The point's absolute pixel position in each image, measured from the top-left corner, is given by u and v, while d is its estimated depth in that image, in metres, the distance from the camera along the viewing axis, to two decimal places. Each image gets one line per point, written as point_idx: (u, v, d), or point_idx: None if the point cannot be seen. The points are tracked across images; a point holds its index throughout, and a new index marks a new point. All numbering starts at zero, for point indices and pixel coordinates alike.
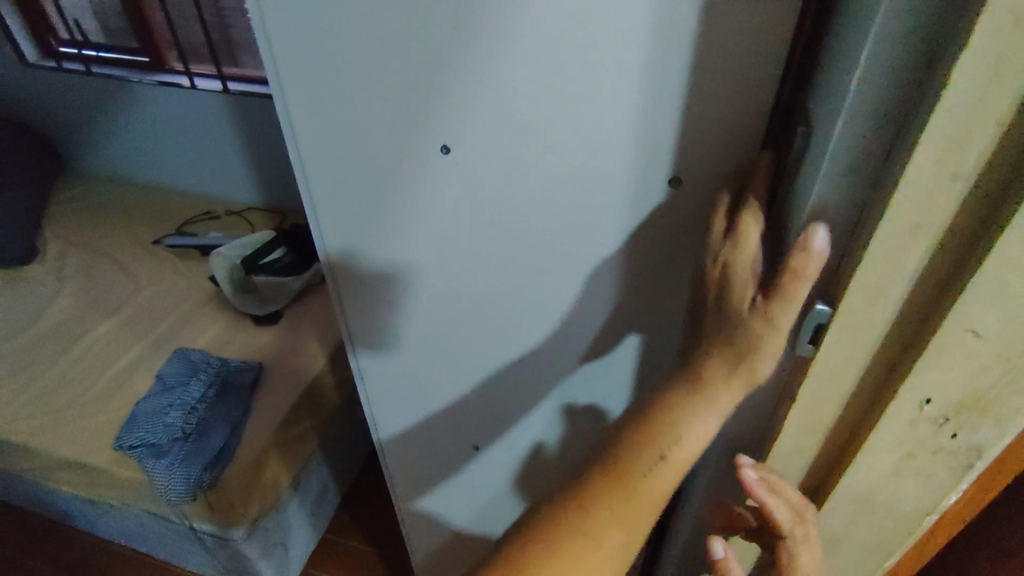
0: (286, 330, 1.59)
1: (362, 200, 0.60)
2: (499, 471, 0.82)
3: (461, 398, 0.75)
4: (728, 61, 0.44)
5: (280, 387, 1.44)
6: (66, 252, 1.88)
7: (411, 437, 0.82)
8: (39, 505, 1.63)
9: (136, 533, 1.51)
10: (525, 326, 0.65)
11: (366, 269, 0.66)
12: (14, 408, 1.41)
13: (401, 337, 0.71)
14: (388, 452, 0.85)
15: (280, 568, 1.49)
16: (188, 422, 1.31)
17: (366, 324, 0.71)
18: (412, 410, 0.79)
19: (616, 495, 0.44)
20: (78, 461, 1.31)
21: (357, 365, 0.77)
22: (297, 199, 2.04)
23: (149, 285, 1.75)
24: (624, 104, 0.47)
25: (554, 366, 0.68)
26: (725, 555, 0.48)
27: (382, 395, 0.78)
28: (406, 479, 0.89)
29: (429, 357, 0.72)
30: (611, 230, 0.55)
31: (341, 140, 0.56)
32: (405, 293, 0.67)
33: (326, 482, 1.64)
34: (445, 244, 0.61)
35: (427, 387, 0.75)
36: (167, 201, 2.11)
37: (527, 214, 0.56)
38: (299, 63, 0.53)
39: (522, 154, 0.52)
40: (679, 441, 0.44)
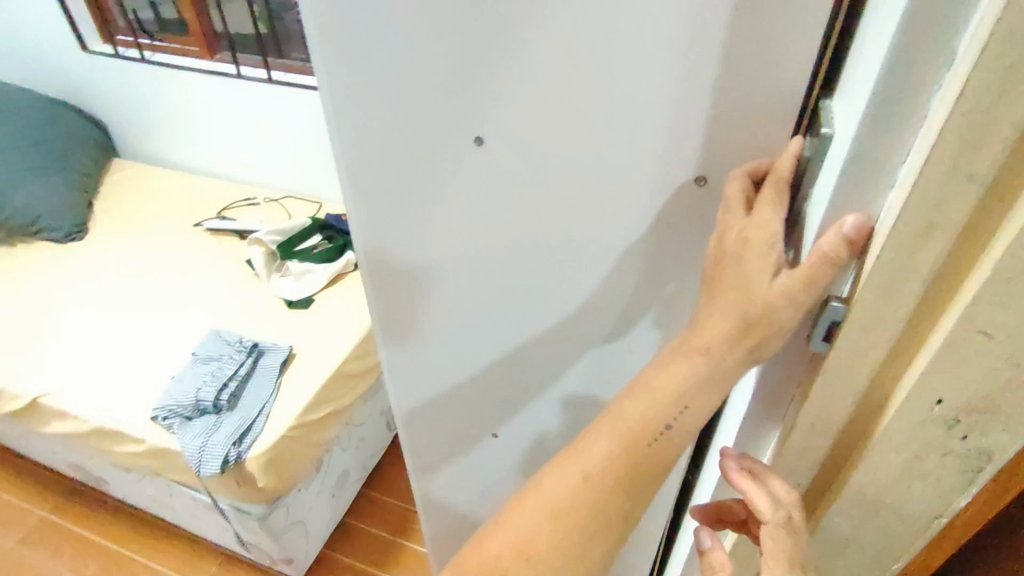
0: (316, 315, 1.64)
1: (398, 197, 0.60)
2: (516, 459, 0.84)
3: (483, 389, 0.76)
4: (759, 61, 0.44)
5: (308, 370, 1.48)
6: (113, 230, 1.97)
7: (432, 428, 0.83)
8: (77, 469, 1.71)
9: (165, 501, 1.57)
10: (547, 320, 0.66)
11: (397, 266, 0.66)
12: (57, 374, 1.49)
13: (427, 334, 0.72)
14: (409, 442, 0.86)
15: (300, 545, 1.54)
16: (219, 397, 1.36)
17: (394, 320, 0.72)
18: (436, 403, 0.79)
19: (599, 434, 0.50)
20: (114, 429, 1.37)
21: (386, 364, 0.77)
22: (333, 188, 2.10)
23: (188, 265, 1.82)
24: (655, 103, 0.48)
25: (573, 359, 0.69)
26: (711, 545, 0.55)
27: (409, 392, 0.79)
28: (425, 467, 0.90)
29: (454, 353, 0.73)
30: (635, 227, 0.56)
31: (381, 138, 0.56)
32: (437, 290, 0.67)
33: (347, 465, 1.68)
34: (479, 240, 0.61)
35: (452, 381, 0.76)
36: (209, 185, 2.19)
37: (558, 211, 0.56)
38: (343, 57, 0.52)
39: (556, 153, 0.53)
40: (684, 412, 0.48)
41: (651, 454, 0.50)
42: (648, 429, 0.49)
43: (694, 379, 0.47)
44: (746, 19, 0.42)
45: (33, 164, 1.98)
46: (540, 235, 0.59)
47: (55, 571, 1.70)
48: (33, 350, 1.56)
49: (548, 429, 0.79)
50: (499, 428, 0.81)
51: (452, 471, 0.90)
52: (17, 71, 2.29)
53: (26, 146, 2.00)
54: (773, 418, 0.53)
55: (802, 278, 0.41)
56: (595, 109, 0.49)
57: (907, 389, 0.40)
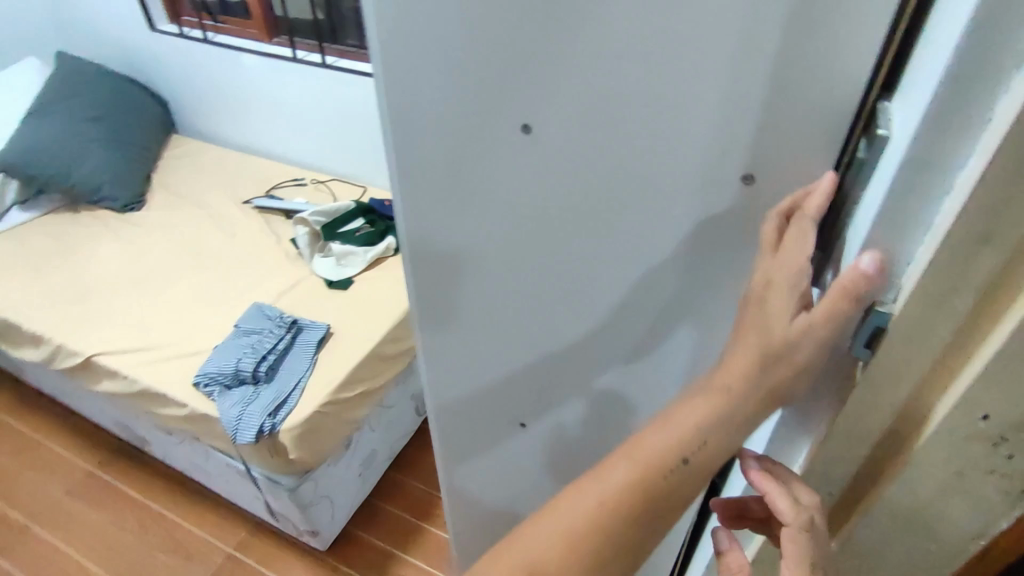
0: (354, 296, 1.68)
1: (444, 177, 0.60)
2: (541, 451, 0.84)
3: (513, 380, 0.76)
4: (820, 58, 0.42)
5: (343, 350, 1.51)
6: (169, 203, 2.06)
7: (460, 415, 0.84)
8: (123, 428, 1.80)
9: (201, 466, 1.64)
10: (582, 315, 0.65)
11: (438, 247, 0.66)
12: (109, 336, 1.56)
13: (464, 317, 0.72)
14: (437, 428, 0.87)
15: (324, 521, 1.58)
16: (257, 368, 1.41)
17: (432, 301, 0.72)
18: (466, 390, 0.80)
19: (617, 461, 0.51)
20: (159, 391, 1.43)
21: (420, 347, 0.78)
22: (378, 174, 2.15)
23: (237, 241, 1.89)
24: (709, 95, 0.46)
25: (604, 356, 0.68)
26: (727, 547, 0.55)
27: (441, 376, 0.80)
28: (451, 454, 0.91)
29: (490, 338, 0.73)
30: (679, 225, 0.55)
31: (430, 120, 0.56)
32: (474, 276, 0.67)
33: (375, 446, 1.72)
34: (519, 229, 0.61)
35: (484, 369, 0.76)
36: (261, 165, 2.26)
37: (600, 204, 0.56)
38: (398, 38, 0.52)
39: (606, 140, 0.52)
40: (703, 446, 0.49)
41: (667, 487, 0.50)
42: (664, 461, 0.49)
43: (711, 417, 0.48)
44: (811, 9, 0.41)
45: (103, 137, 2.07)
46: (584, 225, 0.58)
47: (96, 524, 1.79)
48: (87, 312, 1.63)
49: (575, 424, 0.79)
50: (529, 419, 0.80)
51: (477, 459, 0.90)
52: (86, 45, 2.39)
53: (96, 119, 2.10)
54: (812, 424, 0.52)
55: (816, 319, 0.42)
56: (649, 97, 0.48)
57: (936, 419, 0.40)
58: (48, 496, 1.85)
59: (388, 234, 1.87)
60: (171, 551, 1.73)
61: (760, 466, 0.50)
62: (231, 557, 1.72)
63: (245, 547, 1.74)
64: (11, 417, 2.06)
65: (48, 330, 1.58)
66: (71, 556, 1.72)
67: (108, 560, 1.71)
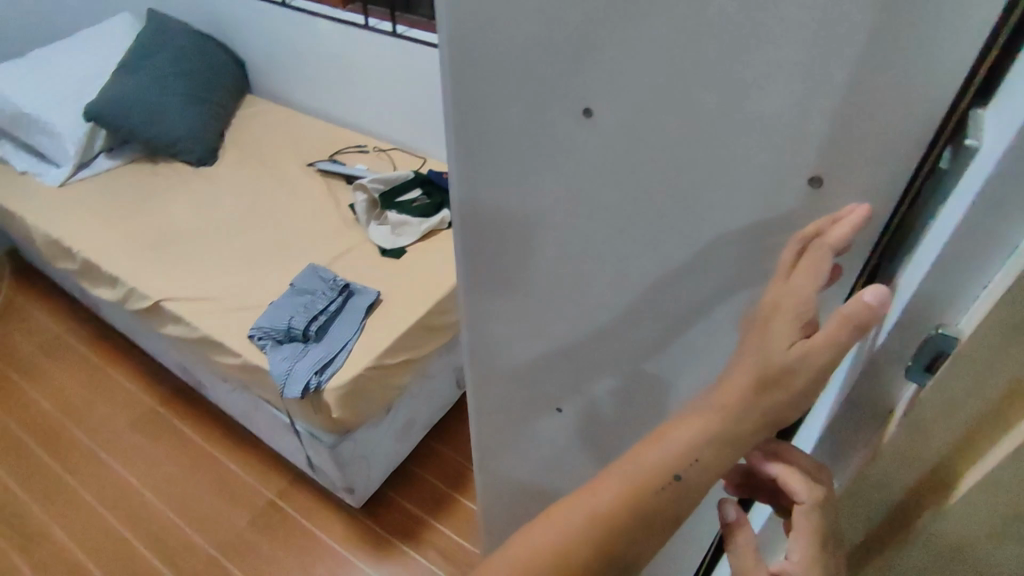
0: (406, 265, 1.71)
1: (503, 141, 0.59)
2: (574, 436, 0.84)
3: (553, 362, 0.76)
4: (908, 54, 0.39)
5: (391, 316, 1.55)
6: (239, 161, 2.14)
7: (498, 390, 0.85)
8: (183, 371, 1.91)
9: (251, 414, 1.72)
10: (628, 306, 0.64)
11: (488, 211, 0.65)
12: (176, 283, 1.65)
13: (509, 285, 0.71)
14: (473, 400, 0.89)
15: (360, 479, 1.64)
16: (309, 327, 1.46)
17: (478, 265, 0.71)
18: (505, 367, 0.81)
19: (608, 481, 0.52)
20: (217, 339, 1.51)
21: (464, 319, 0.79)
22: (438, 146, 2.17)
23: (299, 202, 1.95)
24: (782, 83, 0.43)
25: (645, 346, 0.67)
26: (735, 518, 0.53)
27: (482, 350, 0.81)
28: (485, 429, 0.92)
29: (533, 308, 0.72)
30: (734, 223, 0.52)
31: (492, 95, 0.56)
32: (522, 256, 0.67)
33: (415, 413, 1.76)
34: (570, 212, 0.60)
35: (524, 348, 0.77)
36: (327, 130, 2.32)
37: (655, 193, 0.54)
38: (467, 9, 0.52)
39: (673, 116, 0.49)
40: (694, 463, 0.49)
41: (657, 502, 0.51)
42: (656, 475, 0.50)
43: (703, 434, 0.49)
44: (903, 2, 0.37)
45: (184, 93, 2.15)
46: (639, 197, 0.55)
47: (154, 456, 1.92)
48: (157, 259, 1.73)
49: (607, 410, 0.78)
50: (564, 404, 0.80)
51: (510, 438, 0.91)
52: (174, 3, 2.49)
53: (179, 75, 2.18)
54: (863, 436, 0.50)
55: (817, 343, 0.44)
56: (724, 71, 0.45)
57: (970, 477, 0.41)
58: (114, 427, 1.99)
59: (444, 207, 1.89)
60: (219, 490, 1.84)
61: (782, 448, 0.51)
62: (272, 503, 1.81)
63: (285, 495, 1.83)
64: (87, 351, 2.21)
65: (122, 272, 1.69)
66: (130, 484, 1.85)
67: (163, 491, 1.83)
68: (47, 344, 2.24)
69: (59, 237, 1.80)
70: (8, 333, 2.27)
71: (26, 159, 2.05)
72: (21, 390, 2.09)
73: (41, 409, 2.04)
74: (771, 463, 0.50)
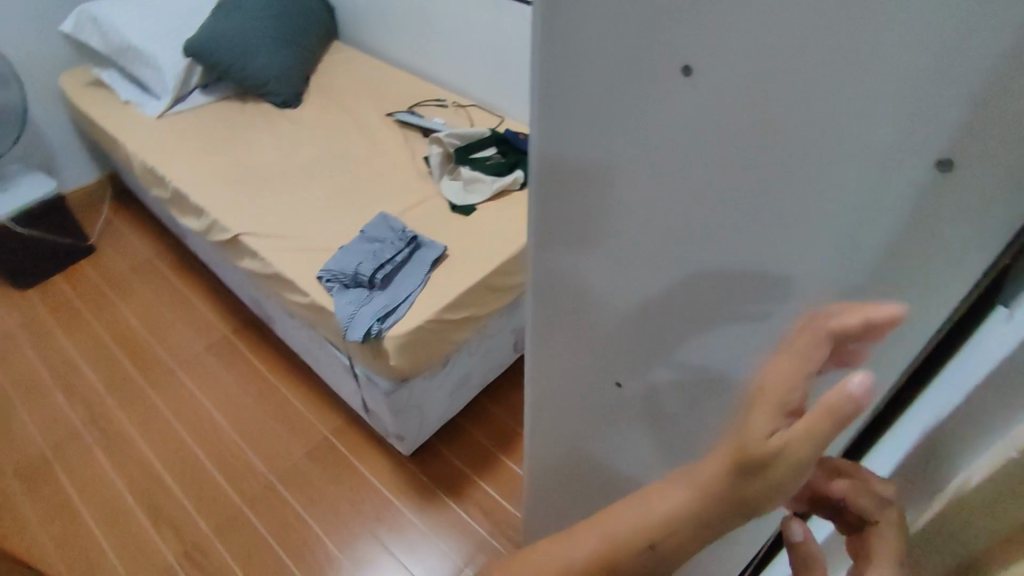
0: (474, 224, 1.70)
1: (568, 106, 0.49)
2: (630, 424, 0.78)
3: (617, 352, 0.68)
4: None
5: (454, 273, 1.55)
6: (323, 106, 2.18)
7: (563, 358, 0.80)
8: (256, 305, 2.01)
9: (314, 352, 1.78)
10: (698, 319, 0.53)
11: (550, 177, 0.56)
12: (255, 220, 1.71)
13: (572, 259, 0.62)
14: (539, 362, 0.85)
15: (411, 428, 1.67)
16: (375, 274, 1.48)
17: (542, 232, 0.63)
18: (571, 341, 0.75)
19: (587, 535, 0.49)
20: (289, 278, 1.56)
21: (536, 284, 0.73)
22: (519, 106, 2.13)
23: (376, 151, 1.97)
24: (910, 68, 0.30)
25: (712, 362, 0.56)
26: (801, 538, 0.49)
27: (551, 318, 0.75)
28: (543, 393, 0.90)
29: (595, 290, 0.63)
30: (829, 243, 0.39)
31: (574, 49, 0.45)
32: (590, 241, 0.57)
33: (469, 372, 1.77)
34: (642, 204, 0.49)
35: (589, 331, 0.69)
36: (410, 81, 2.32)
37: (744, 196, 0.41)
38: None
39: (775, 95, 0.36)
40: (668, 535, 0.44)
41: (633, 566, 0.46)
42: (630, 544, 0.46)
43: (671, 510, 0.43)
44: None
45: (277, 35, 2.18)
46: (722, 198, 0.43)
47: (224, 381, 2.04)
48: (239, 196, 1.79)
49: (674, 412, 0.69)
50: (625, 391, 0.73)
51: (566, 408, 0.89)
52: None
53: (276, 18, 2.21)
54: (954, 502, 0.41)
55: (791, 436, 0.37)
56: (851, 45, 0.32)
57: None
58: (191, 350, 2.12)
59: (517, 168, 1.86)
60: (280, 420, 1.94)
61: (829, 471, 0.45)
62: (327, 440, 1.89)
63: (339, 434, 1.91)
64: (173, 275, 2.36)
65: (207, 205, 1.76)
66: (202, 404, 1.98)
67: (230, 416, 1.95)
68: (138, 266, 2.40)
69: (155, 166, 1.90)
70: (104, 251, 2.44)
71: (130, 90, 2.15)
72: (114, 305, 2.26)
73: (130, 325, 2.20)
74: (836, 481, 0.45)
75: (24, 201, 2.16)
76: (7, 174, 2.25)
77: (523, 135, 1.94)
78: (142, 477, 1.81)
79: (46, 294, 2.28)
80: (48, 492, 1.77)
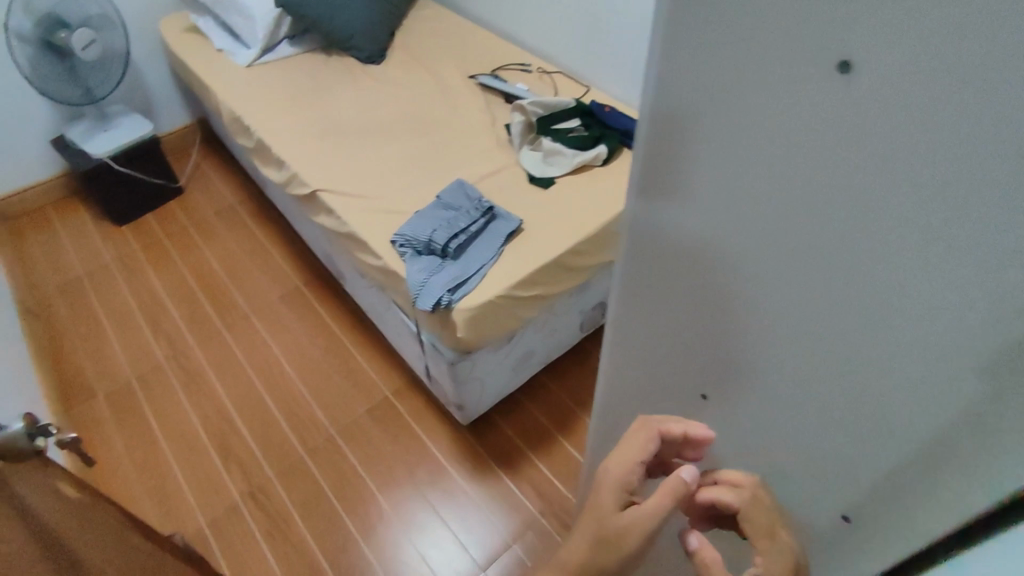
0: (552, 198, 1.65)
1: (767, 29, 0.36)
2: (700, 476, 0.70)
3: (700, 397, 0.61)
4: None
5: (528, 249, 1.52)
6: (406, 64, 2.15)
7: (629, 398, 0.72)
8: (329, 261, 2.04)
9: (381, 314, 1.80)
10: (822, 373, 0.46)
11: (681, 151, 0.45)
12: (334, 177, 1.71)
13: (684, 239, 0.50)
14: (601, 399, 0.78)
15: (470, 399, 1.68)
16: (448, 244, 1.46)
17: (652, 198, 0.51)
18: (643, 381, 0.67)
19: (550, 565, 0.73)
20: (363, 239, 1.56)
21: (609, 315, 0.66)
22: (607, 76, 2.03)
23: (457, 115, 1.93)
24: None
25: (827, 427, 0.49)
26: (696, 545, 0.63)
27: (621, 354, 0.68)
28: (604, 428, 0.83)
29: (708, 279, 0.50)
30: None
31: (712, 48, 0.39)
32: (697, 268, 0.51)
33: (533, 348, 1.75)
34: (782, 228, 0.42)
35: (670, 371, 0.62)
36: (495, 42, 2.26)
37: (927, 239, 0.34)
38: None
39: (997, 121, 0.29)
40: (603, 556, 0.68)
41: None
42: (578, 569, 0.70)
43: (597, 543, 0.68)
44: None
45: None
46: (953, 180, 0.32)
47: (294, 331, 2.10)
48: (320, 152, 1.80)
49: (775, 457, 0.56)
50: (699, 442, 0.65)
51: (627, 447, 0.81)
52: None
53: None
54: None
55: (655, 502, 0.65)
56: None
57: None
58: (265, 298, 2.19)
59: (600, 142, 1.78)
60: (343, 375, 1.99)
61: (678, 486, 0.63)
62: (388, 400, 1.93)
63: (399, 395, 1.95)
64: (252, 222, 2.43)
65: (290, 159, 1.78)
66: (272, 352, 2.05)
67: (298, 365, 2.02)
68: (220, 210, 2.48)
69: (243, 117, 1.93)
70: (190, 193, 2.53)
71: (223, 37, 2.19)
72: (196, 246, 2.35)
73: (210, 268, 2.29)
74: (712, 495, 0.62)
75: (122, 141, 2.26)
76: (107, 113, 2.35)
77: (610, 108, 1.87)
78: (215, 417, 1.91)
79: (137, 231, 2.40)
80: (132, 421, 1.89)
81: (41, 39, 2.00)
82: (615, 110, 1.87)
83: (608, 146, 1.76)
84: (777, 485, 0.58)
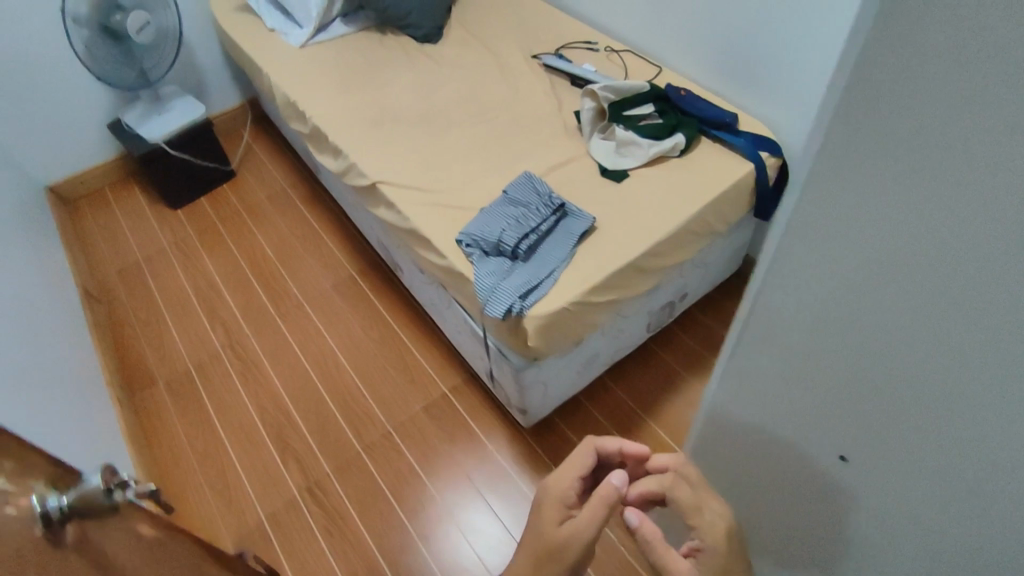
0: (626, 194, 1.54)
1: (980, 87, 0.33)
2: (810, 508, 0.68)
3: (828, 437, 0.59)
4: None
5: (602, 251, 1.42)
6: (464, 42, 2.03)
7: (743, 421, 0.71)
8: (385, 252, 1.98)
9: (441, 310, 1.74)
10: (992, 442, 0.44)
11: (856, 205, 0.43)
12: (394, 168, 1.63)
13: (812, 232, 0.47)
14: (709, 413, 0.77)
15: (535, 403, 1.61)
16: (519, 245, 1.38)
17: (806, 243, 0.49)
18: (762, 407, 0.66)
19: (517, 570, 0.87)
20: (427, 237, 1.48)
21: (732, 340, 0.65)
22: (682, 56, 1.88)
23: (520, 99, 1.82)
24: None
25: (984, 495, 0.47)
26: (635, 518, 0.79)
27: (741, 378, 0.66)
28: (704, 442, 0.82)
29: (823, 278, 0.49)
30: None
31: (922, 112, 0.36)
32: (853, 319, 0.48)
33: (599, 351, 1.66)
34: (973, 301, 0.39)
35: (797, 405, 0.61)
36: (557, 18, 2.12)
37: None
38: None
39: None
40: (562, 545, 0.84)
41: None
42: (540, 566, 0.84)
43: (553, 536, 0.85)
44: None
45: None
46: None
47: (349, 321, 2.06)
48: (378, 140, 1.71)
49: (914, 510, 0.54)
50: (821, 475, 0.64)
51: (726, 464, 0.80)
52: None
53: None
54: None
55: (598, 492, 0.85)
56: None
57: None
58: (319, 286, 2.15)
59: (677, 132, 1.65)
60: (399, 370, 1.94)
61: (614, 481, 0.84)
62: (445, 397, 1.88)
63: (457, 392, 1.89)
64: (304, 207, 2.38)
65: (348, 148, 1.70)
66: (327, 343, 2.01)
67: (354, 358, 1.98)
68: (272, 193, 2.43)
69: (298, 101, 1.86)
70: (241, 176, 2.49)
71: (276, 16, 2.10)
72: (249, 232, 2.31)
73: (263, 254, 2.25)
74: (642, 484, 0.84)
75: (176, 126, 2.23)
76: (160, 95, 2.31)
77: (684, 91, 1.74)
78: (272, 408, 1.88)
79: (191, 214, 2.38)
80: (191, 409, 1.89)
81: (97, 23, 1.96)
82: (691, 93, 1.74)
83: (686, 135, 1.64)
84: (883, 518, 0.58)
